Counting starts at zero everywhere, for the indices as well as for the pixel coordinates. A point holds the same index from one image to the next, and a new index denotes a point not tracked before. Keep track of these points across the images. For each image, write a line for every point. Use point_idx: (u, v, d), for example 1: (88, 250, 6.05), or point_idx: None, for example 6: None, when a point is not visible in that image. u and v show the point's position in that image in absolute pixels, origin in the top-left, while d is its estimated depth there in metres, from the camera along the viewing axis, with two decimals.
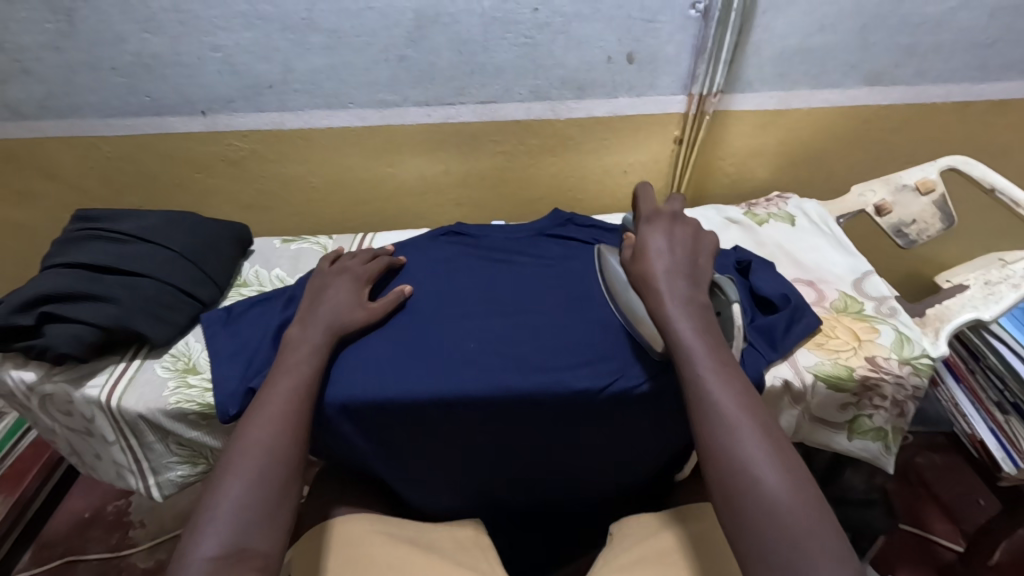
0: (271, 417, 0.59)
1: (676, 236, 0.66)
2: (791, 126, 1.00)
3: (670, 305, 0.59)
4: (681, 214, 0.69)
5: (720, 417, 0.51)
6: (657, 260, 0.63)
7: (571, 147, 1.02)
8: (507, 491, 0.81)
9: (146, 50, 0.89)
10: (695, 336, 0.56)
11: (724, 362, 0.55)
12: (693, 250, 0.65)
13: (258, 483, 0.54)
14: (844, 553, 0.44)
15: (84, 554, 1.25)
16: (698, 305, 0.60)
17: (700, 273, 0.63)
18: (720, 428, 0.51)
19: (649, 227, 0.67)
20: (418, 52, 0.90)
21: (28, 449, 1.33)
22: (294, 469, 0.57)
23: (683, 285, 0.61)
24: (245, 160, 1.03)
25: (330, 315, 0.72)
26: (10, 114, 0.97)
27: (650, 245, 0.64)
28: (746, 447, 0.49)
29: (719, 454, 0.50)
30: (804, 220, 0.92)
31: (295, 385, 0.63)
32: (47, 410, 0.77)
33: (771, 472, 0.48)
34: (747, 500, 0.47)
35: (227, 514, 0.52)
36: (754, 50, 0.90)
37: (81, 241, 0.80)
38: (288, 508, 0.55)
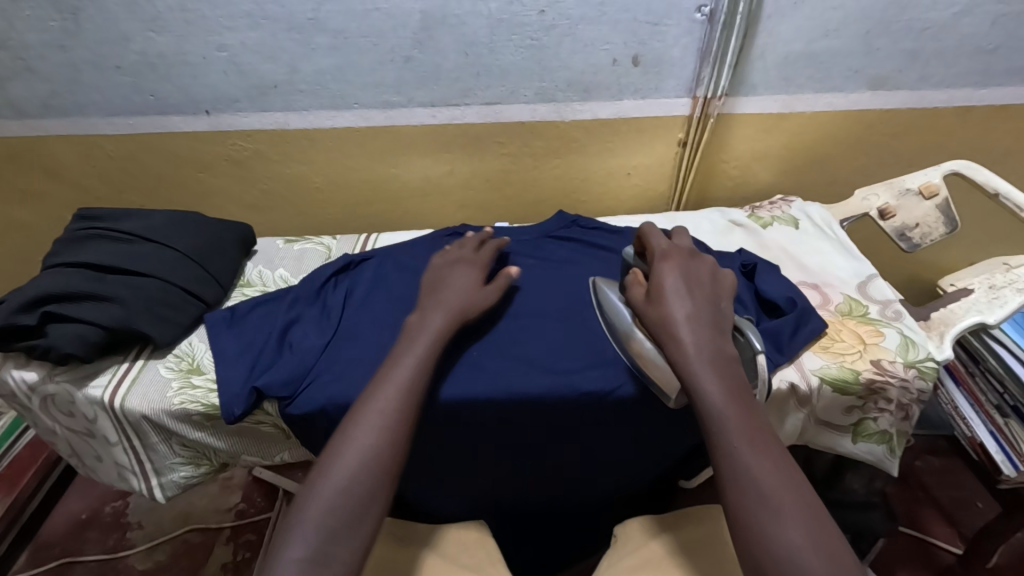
0: (374, 416, 0.56)
1: (695, 278, 0.63)
2: (795, 130, 1.01)
3: (692, 358, 0.56)
4: (693, 253, 0.67)
5: (756, 493, 0.48)
6: (677, 307, 0.59)
7: (575, 149, 1.03)
8: (511, 494, 0.81)
9: (150, 49, 0.89)
10: (724, 399, 0.53)
11: (759, 429, 0.52)
12: (713, 295, 0.62)
13: (348, 490, 0.52)
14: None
15: (81, 555, 1.24)
16: (724, 360, 0.56)
17: (720, 318, 0.60)
18: (755, 508, 0.48)
19: (667, 268, 0.63)
20: (423, 53, 0.90)
21: (25, 449, 1.33)
22: (388, 476, 0.54)
23: (705, 333, 0.58)
24: (248, 161, 1.03)
25: (456, 301, 0.69)
26: (12, 112, 0.96)
27: (670, 291, 0.61)
28: (785, 529, 0.46)
29: (755, 534, 0.47)
30: (808, 223, 0.92)
31: (405, 377, 0.59)
32: (48, 411, 0.76)
33: (814, 558, 0.45)
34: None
35: (315, 519, 0.51)
36: (760, 54, 0.91)
37: (84, 240, 0.80)
38: (375, 517, 0.53)
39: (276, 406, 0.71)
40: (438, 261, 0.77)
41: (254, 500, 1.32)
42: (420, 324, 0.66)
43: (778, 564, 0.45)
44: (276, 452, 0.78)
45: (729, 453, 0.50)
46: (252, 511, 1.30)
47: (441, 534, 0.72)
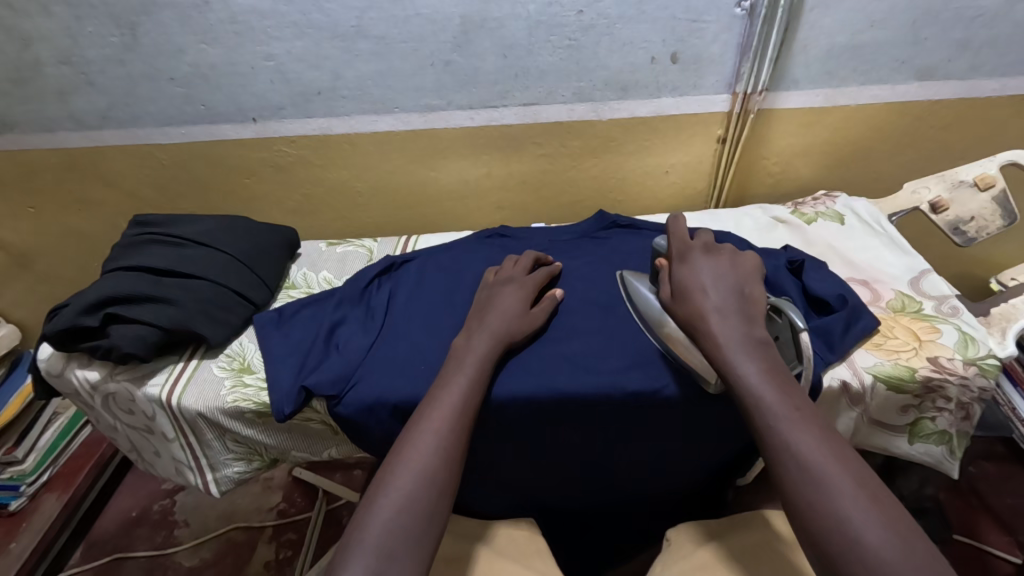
0: (432, 435, 0.58)
1: (720, 269, 0.63)
2: (838, 125, 0.99)
3: (727, 346, 0.56)
4: (711, 244, 0.67)
5: (807, 471, 0.48)
6: (705, 300, 0.60)
7: (613, 148, 1.02)
8: (558, 493, 0.81)
9: (202, 60, 0.92)
10: (763, 380, 0.54)
11: (798, 401, 0.52)
12: (737, 283, 0.62)
13: (406, 508, 0.53)
14: None
15: (132, 551, 1.28)
16: (754, 343, 0.57)
17: (751, 303, 0.61)
18: (807, 486, 0.48)
19: (689, 266, 0.64)
20: (462, 56, 0.91)
21: (80, 448, 1.37)
22: (444, 500, 0.55)
23: (738, 323, 0.58)
24: (292, 166, 1.05)
25: (499, 323, 0.69)
26: (72, 124, 1.01)
27: (694, 286, 0.62)
28: (839, 503, 0.46)
29: (808, 505, 0.47)
30: (855, 219, 0.90)
31: (459, 395, 0.61)
32: (109, 408, 0.80)
33: (871, 529, 0.45)
34: (843, 559, 0.45)
35: (375, 536, 0.51)
36: (803, 47, 0.89)
37: (140, 244, 0.83)
38: (432, 538, 0.54)
39: (324, 404, 0.72)
40: (490, 278, 0.78)
41: (294, 499, 1.35)
42: (464, 347, 0.67)
43: (831, 527, 0.46)
44: (324, 448, 0.79)
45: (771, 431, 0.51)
46: (293, 510, 1.33)
47: (501, 538, 0.72)
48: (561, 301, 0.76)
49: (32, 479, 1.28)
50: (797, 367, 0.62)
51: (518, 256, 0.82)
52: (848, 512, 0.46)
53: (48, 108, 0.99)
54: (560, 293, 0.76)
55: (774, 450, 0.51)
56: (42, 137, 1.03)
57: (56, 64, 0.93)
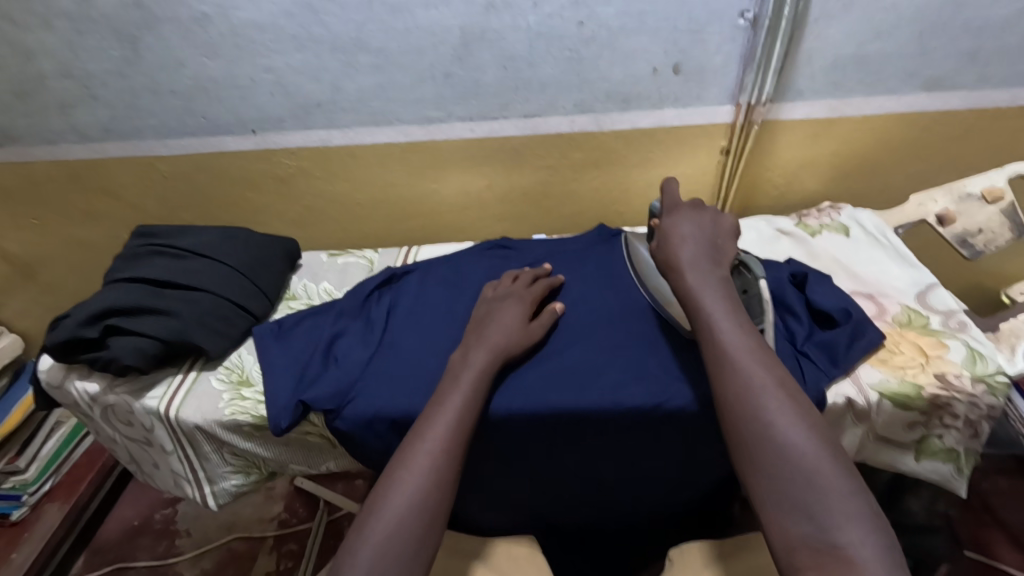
0: (425, 455, 0.57)
1: (701, 221, 0.66)
2: (842, 136, 0.98)
3: (689, 274, 0.60)
4: (698, 202, 0.69)
5: (747, 386, 0.52)
6: (679, 243, 0.63)
7: (615, 159, 1.02)
8: (558, 508, 0.80)
9: (204, 73, 0.93)
10: (714, 300, 0.58)
11: (741, 318, 0.57)
12: (716, 235, 0.65)
13: (397, 532, 0.52)
14: (855, 490, 0.46)
15: (133, 561, 1.28)
16: (720, 283, 0.60)
17: (722, 250, 0.64)
18: (737, 384, 0.52)
19: (670, 217, 0.67)
20: (463, 68, 0.91)
21: (83, 457, 1.38)
22: (435, 523, 0.54)
23: (704, 260, 0.62)
24: (294, 177, 1.06)
25: (498, 338, 0.69)
26: (76, 136, 1.02)
27: (673, 232, 0.65)
28: (770, 411, 0.50)
29: (734, 398, 0.52)
30: (860, 231, 0.89)
31: (454, 415, 0.60)
32: (108, 420, 0.80)
33: (784, 419, 0.50)
34: (755, 441, 0.50)
35: (365, 561, 0.51)
36: (806, 58, 0.88)
37: (141, 256, 0.83)
38: (422, 561, 0.53)
39: (322, 418, 0.72)
40: (488, 293, 0.77)
41: (296, 509, 1.34)
42: (462, 364, 0.66)
43: (751, 417, 0.51)
44: (323, 461, 0.79)
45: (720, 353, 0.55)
46: (294, 521, 1.32)
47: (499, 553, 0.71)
48: (561, 315, 0.76)
49: (35, 488, 1.29)
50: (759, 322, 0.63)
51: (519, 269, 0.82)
52: (767, 404, 0.51)
53: (52, 120, 0.99)
54: (561, 307, 0.75)
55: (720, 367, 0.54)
56: (47, 149, 1.04)
57: (61, 77, 0.94)
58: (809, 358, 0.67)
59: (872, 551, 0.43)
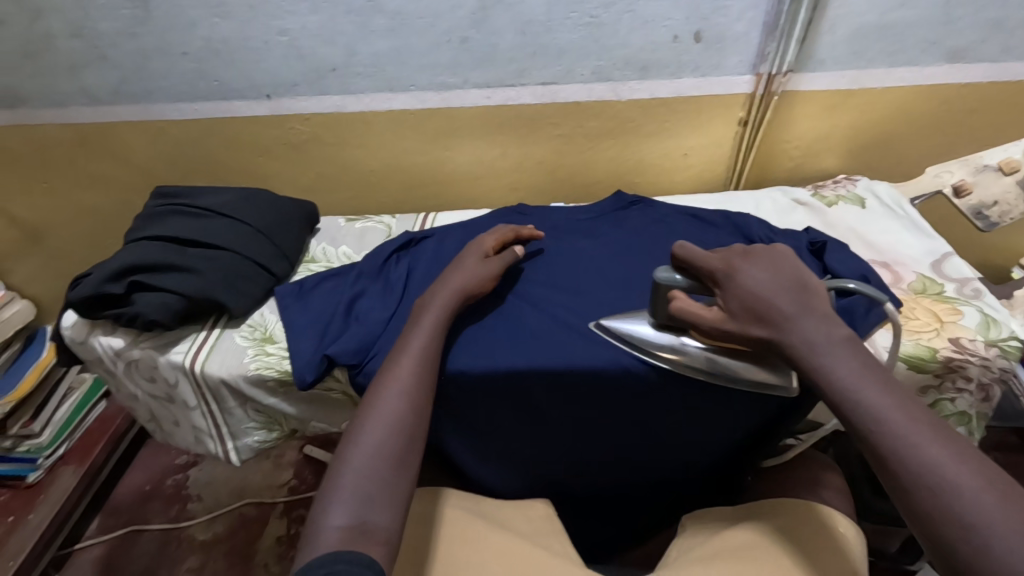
0: (398, 382, 0.59)
1: (772, 272, 0.55)
2: (862, 108, 0.98)
3: (813, 346, 0.50)
4: (745, 248, 0.58)
5: (939, 488, 0.42)
6: (778, 311, 0.53)
7: (631, 130, 1.02)
8: (577, 473, 0.82)
9: (215, 35, 0.92)
10: (859, 376, 0.48)
11: (904, 398, 0.47)
12: (798, 281, 0.55)
13: (380, 457, 0.54)
14: None
15: (147, 524, 1.30)
16: (845, 347, 0.50)
17: (821, 302, 0.53)
18: (926, 492, 0.43)
19: (745, 279, 0.55)
20: (480, 33, 0.91)
21: (95, 422, 1.40)
22: (415, 447, 0.56)
23: (818, 325, 0.52)
24: (306, 144, 1.05)
25: (457, 280, 0.70)
26: (86, 99, 1.01)
27: (761, 298, 0.53)
28: (987, 526, 0.40)
29: (930, 513, 0.42)
30: (875, 202, 0.90)
31: (420, 348, 0.62)
32: (131, 376, 0.81)
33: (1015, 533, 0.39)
34: (978, 565, 0.40)
35: (348, 488, 0.51)
36: (830, 27, 0.89)
37: (163, 215, 0.84)
38: (406, 484, 0.54)
39: (345, 374, 0.73)
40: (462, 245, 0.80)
41: (306, 476, 1.36)
42: (424, 304, 0.68)
43: (963, 535, 0.41)
44: (344, 418, 0.80)
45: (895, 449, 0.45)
46: (304, 487, 1.34)
47: (510, 510, 0.74)
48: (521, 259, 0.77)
49: (50, 451, 1.29)
50: None
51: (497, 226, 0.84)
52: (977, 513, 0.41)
53: (61, 82, 0.99)
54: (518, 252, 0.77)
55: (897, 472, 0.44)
56: (56, 113, 1.03)
57: (69, 37, 0.94)
58: None
59: None
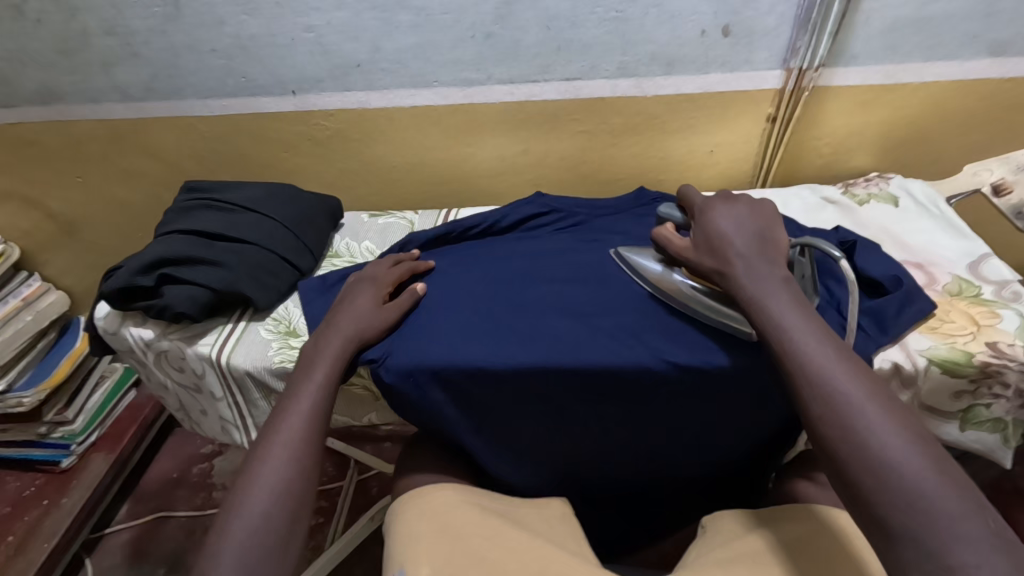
0: (282, 448, 0.58)
1: (741, 215, 0.65)
2: (897, 103, 0.95)
3: (749, 278, 0.58)
4: (729, 196, 0.69)
5: (830, 392, 0.48)
6: (732, 246, 0.62)
7: (656, 126, 1.00)
8: (596, 470, 0.81)
9: (243, 32, 0.94)
10: (781, 303, 0.55)
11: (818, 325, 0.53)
12: (760, 226, 0.64)
13: (264, 524, 0.53)
14: (969, 509, 0.41)
15: (173, 511, 1.34)
16: (780, 282, 0.58)
17: (774, 245, 0.62)
18: (819, 395, 0.49)
19: (715, 217, 0.65)
20: (504, 29, 0.90)
21: (126, 410, 1.44)
22: (298, 518, 0.55)
23: (759, 262, 0.60)
24: (330, 140, 1.06)
25: (353, 324, 0.71)
26: (118, 95, 1.04)
27: (721, 233, 0.64)
28: (862, 422, 0.46)
29: (819, 413, 0.48)
30: (910, 201, 0.88)
31: (308, 407, 0.62)
32: (160, 366, 0.83)
33: (882, 429, 0.45)
34: (846, 454, 0.46)
35: (228, 566, 0.50)
36: (866, 20, 0.86)
37: (192, 209, 0.86)
38: (289, 557, 0.53)
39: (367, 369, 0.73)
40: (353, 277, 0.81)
41: (327, 468, 1.38)
42: (316, 352, 0.68)
43: (840, 430, 0.46)
44: (365, 413, 0.84)
45: (822, 393, 0.48)
46: (325, 478, 1.37)
47: (526, 508, 0.74)
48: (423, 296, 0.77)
49: (82, 438, 1.34)
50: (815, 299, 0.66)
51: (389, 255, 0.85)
52: (857, 412, 0.46)
53: (95, 79, 1.02)
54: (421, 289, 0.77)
55: (816, 413, 0.48)
56: (90, 109, 1.06)
57: (103, 35, 0.96)
58: (856, 326, 0.66)
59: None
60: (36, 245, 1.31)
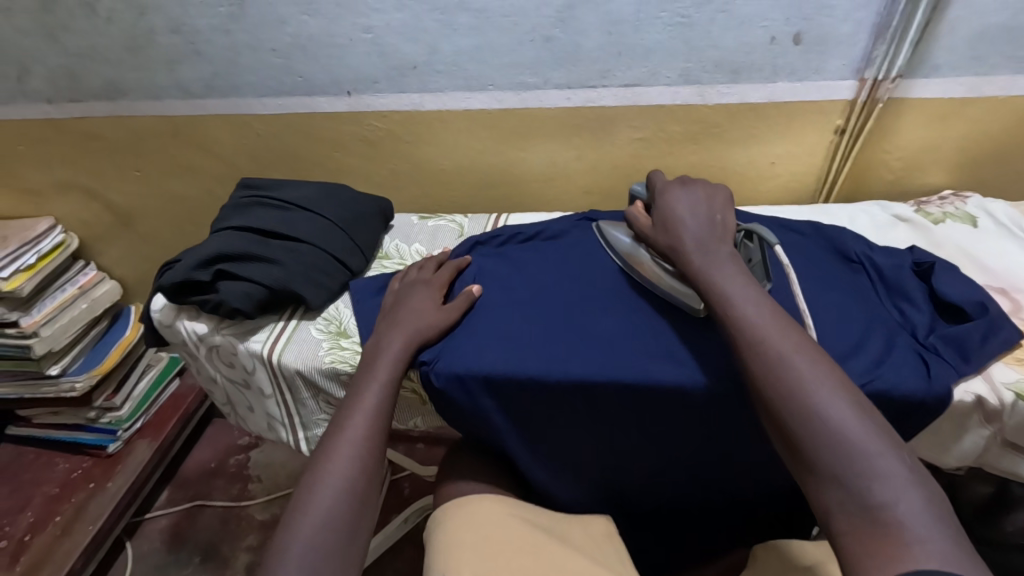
0: (350, 443, 0.59)
1: (695, 199, 0.69)
2: (977, 117, 0.90)
3: (697, 257, 0.62)
4: (689, 179, 0.72)
5: (771, 355, 0.51)
6: (680, 228, 0.66)
7: (715, 135, 0.97)
8: (645, 488, 0.78)
9: (303, 31, 0.94)
10: (726, 276, 0.59)
11: (757, 295, 0.57)
12: (709, 210, 0.68)
13: (329, 520, 0.54)
14: (888, 451, 0.45)
15: (210, 500, 1.36)
16: (727, 259, 0.62)
17: (719, 228, 0.66)
18: (761, 355, 0.52)
19: (669, 199, 0.70)
20: (564, 32, 0.89)
21: (169, 399, 1.47)
22: (363, 513, 0.56)
23: (706, 240, 0.64)
24: (382, 141, 1.06)
25: (414, 322, 0.71)
26: (180, 92, 1.06)
27: (673, 215, 0.68)
28: (801, 376, 0.49)
29: (760, 372, 0.51)
30: (989, 221, 0.83)
31: (374, 404, 0.63)
32: (211, 360, 0.84)
33: (816, 383, 0.49)
34: (784, 407, 0.49)
35: (297, 554, 0.51)
36: (949, 28, 0.82)
37: (248, 207, 0.87)
38: (355, 551, 0.54)
39: (418, 374, 0.72)
40: (395, 285, 0.79)
41: None
42: (378, 349, 0.68)
43: (778, 384, 0.50)
44: (411, 417, 0.83)
45: (757, 351, 0.52)
46: None
47: (571, 523, 0.72)
48: (478, 297, 0.75)
49: (128, 424, 1.37)
50: (765, 284, 0.65)
51: (428, 259, 0.83)
52: (796, 369, 0.50)
53: (159, 76, 1.04)
54: (478, 291, 0.75)
55: (758, 373, 0.51)
56: (152, 105, 1.09)
57: (169, 33, 0.98)
58: (934, 353, 0.63)
59: (910, 513, 0.42)
60: (93, 235, 1.35)
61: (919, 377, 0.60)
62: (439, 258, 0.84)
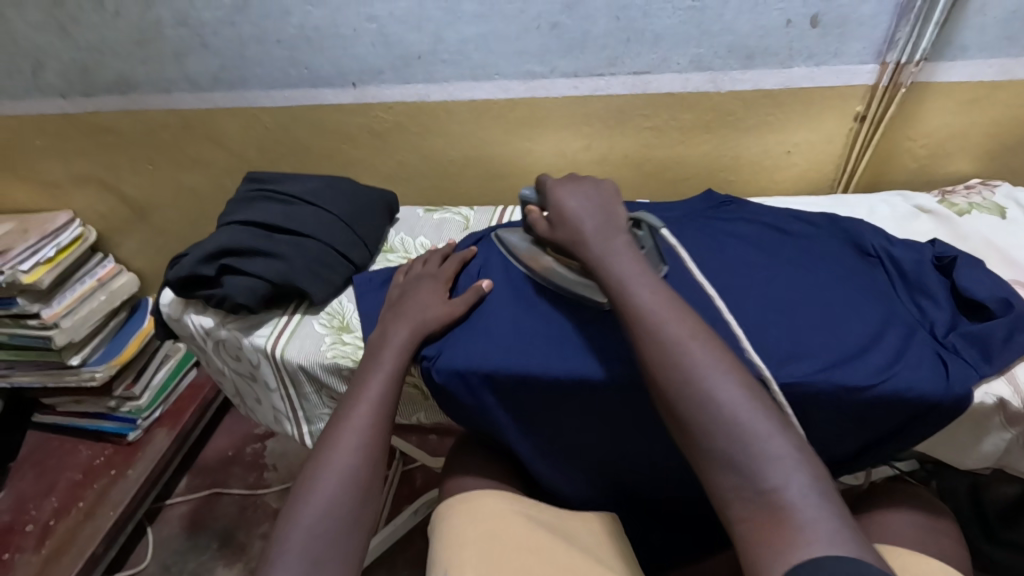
0: (353, 437, 0.59)
1: (587, 193, 0.68)
2: (1008, 101, 0.86)
3: (599, 244, 0.61)
4: (578, 176, 0.71)
5: (665, 340, 0.51)
6: (580, 222, 0.64)
7: (729, 122, 0.94)
8: (651, 485, 0.77)
9: (307, 22, 0.94)
10: (621, 259, 0.59)
11: (650, 277, 0.57)
12: (602, 202, 0.66)
13: (330, 515, 0.54)
14: (776, 431, 0.46)
15: (227, 488, 1.38)
16: (624, 245, 0.61)
17: (615, 217, 0.65)
18: (656, 341, 0.51)
19: (560, 194, 0.68)
20: (571, 18, 0.86)
21: (187, 388, 1.49)
22: (366, 508, 0.56)
23: (608, 229, 0.63)
24: (388, 132, 1.05)
25: (417, 316, 0.70)
26: (188, 86, 1.06)
27: (572, 211, 0.66)
28: (694, 361, 0.49)
29: (657, 358, 0.50)
30: (1018, 211, 0.79)
31: (377, 396, 0.62)
32: (218, 354, 0.85)
33: (707, 367, 0.48)
34: (677, 394, 0.48)
35: (298, 549, 0.51)
36: (978, 8, 0.78)
37: (254, 200, 0.87)
38: (357, 545, 0.54)
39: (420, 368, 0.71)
40: (400, 279, 0.79)
41: None
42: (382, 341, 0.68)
43: (672, 369, 0.49)
44: (416, 411, 0.83)
45: (654, 337, 0.51)
46: None
47: (574, 520, 0.70)
48: (489, 294, 0.73)
49: (147, 413, 1.40)
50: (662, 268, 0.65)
51: (431, 253, 0.82)
52: (688, 354, 0.49)
53: (167, 69, 1.04)
54: (487, 285, 0.73)
55: (654, 358, 0.50)
56: (162, 99, 1.09)
57: (176, 26, 0.98)
58: (953, 353, 0.60)
59: (804, 494, 0.43)
60: (110, 228, 1.37)
61: (938, 378, 0.57)
62: (441, 250, 0.82)
